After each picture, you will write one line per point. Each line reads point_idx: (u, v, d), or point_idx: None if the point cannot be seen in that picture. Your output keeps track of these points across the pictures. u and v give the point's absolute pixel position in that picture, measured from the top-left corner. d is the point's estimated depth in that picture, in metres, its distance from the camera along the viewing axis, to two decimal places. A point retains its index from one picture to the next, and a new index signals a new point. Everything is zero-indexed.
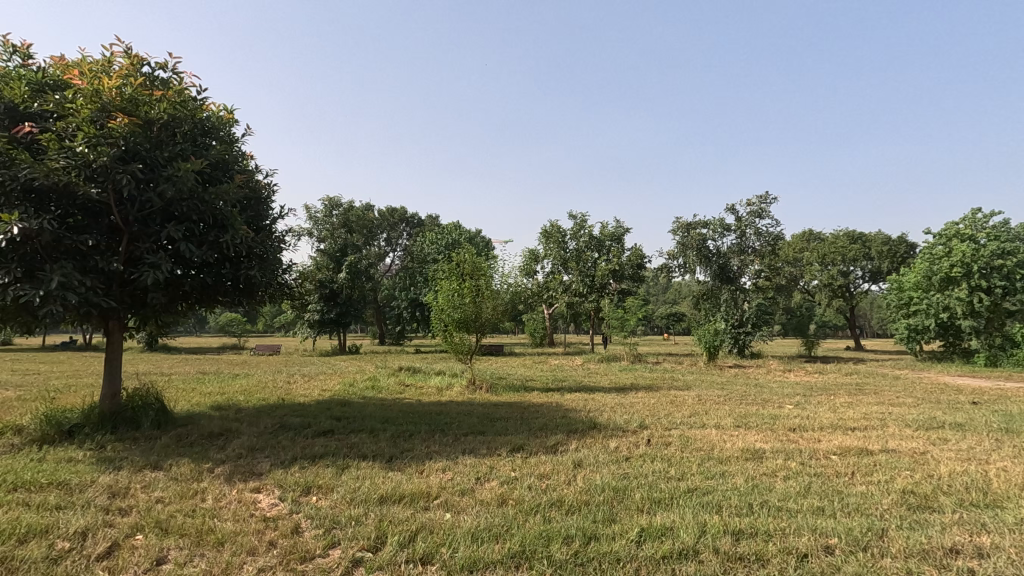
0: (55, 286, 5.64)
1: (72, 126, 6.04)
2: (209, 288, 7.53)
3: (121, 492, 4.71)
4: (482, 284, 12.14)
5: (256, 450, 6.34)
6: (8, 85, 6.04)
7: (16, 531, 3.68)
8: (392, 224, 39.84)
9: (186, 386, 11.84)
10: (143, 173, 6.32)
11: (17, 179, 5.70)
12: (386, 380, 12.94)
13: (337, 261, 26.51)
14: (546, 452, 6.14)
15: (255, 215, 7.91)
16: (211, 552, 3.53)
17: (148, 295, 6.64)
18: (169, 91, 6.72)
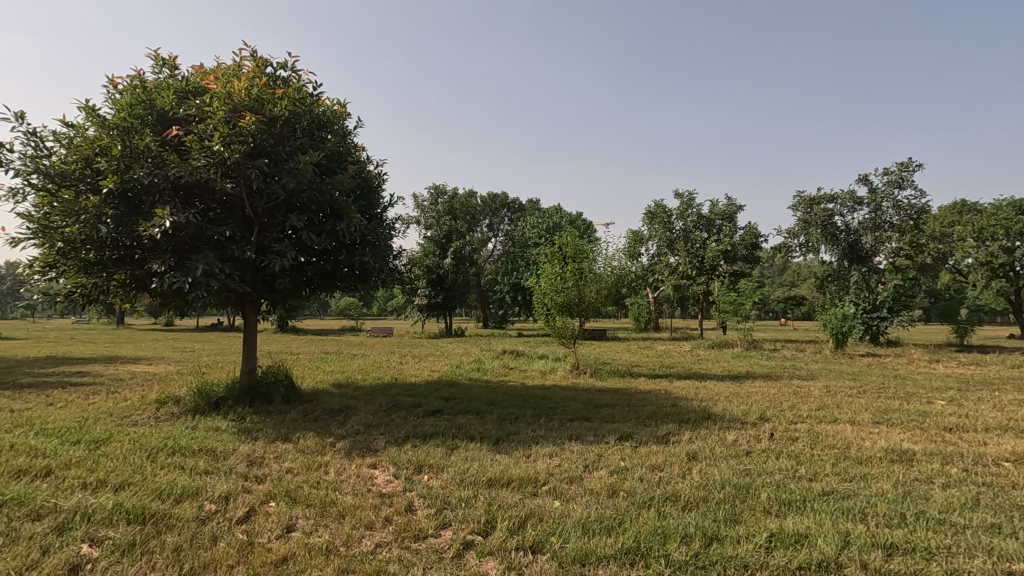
0: (200, 273, 6.25)
1: (210, 128, 6.60)
2: (328, 274, 8.01)
3: (257, 461, 5.14)
4: (586, 267, 11.86)
5: (372, 427, 6.67)
6: (159, 95, 6.73)
7: (173, 492, 4.13)
8: (495, 210, 40.54)
9: (313, 365, 12.87)
10: (268, 168, 6.82)
11: (168, 178, 6.35)
12: (491, 363, 13.17)
13: (442, 248, 27.43)
14: (657, 442, 5.84)
15: (367, 204, 8.31)
16: (334, 523, 3.71)
17: (276, 281, 7.19)
18: (290, 89, 7.18)
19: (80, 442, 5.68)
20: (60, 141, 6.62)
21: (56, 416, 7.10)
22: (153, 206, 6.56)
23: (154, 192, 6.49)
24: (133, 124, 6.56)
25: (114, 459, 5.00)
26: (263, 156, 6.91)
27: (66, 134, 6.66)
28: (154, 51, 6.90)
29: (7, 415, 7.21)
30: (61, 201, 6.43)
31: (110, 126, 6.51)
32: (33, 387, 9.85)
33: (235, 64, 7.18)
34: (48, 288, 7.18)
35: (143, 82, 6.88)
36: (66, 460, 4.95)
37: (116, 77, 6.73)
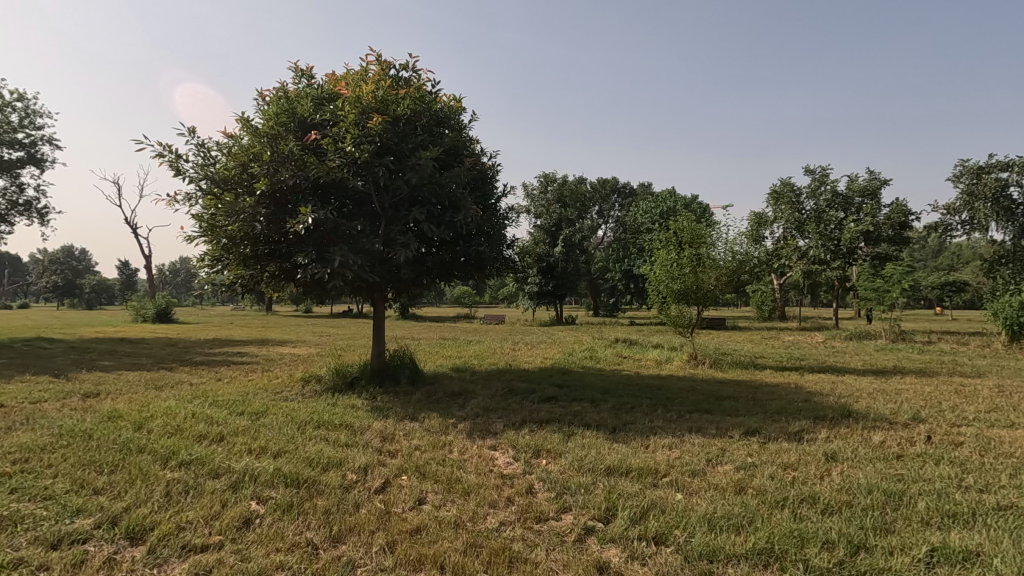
0: (337, 264, 6.86)
1: (343, 130, 7.17)
2: (447, 264, 8.40)
3: (388, 437, 5.57)
4: (704, 253, 11.27)
5: (491, 411, 6.91)
6: (299, 103, 7.40)
7: (321, 461, 4.61)
8: (605, 195, 39.80)
9: (432, 350, 13.61)
10: (393, 165, 7.30)
11: (308, 178, 7.02)
12: (604, 351, 13.04)
13: (552, 236, 27.51)
14: (788, 439, 5.43)
15: (482, 195, 8.59)
16: (460, 500, 3.92)
17: (401, 271, 7.67)
18: (411, 88, 7.58)
19: (245, 413, 6.52)
20: (223, 150, 7.56)
21: (225, 390, 8.22)
22: (297, 204, 7.28)
23: (297, 192, 7.22)
24: (279, 131, 7.28)
25: (271, 429, 5.69)
26: (388, 154, 7.40)
27: (227, 143, 7.58)
28: (294, 63, 7.59)
29: (188, 388, 8.48)
30: (225, 203, 7.35)
31: (261, 134, 7.31)
32: (206, 365, 11.46)
33: (363, 69, 7.72)
34: (216, 279, 8.26)
35: (286, 92, 7.62)
36: (234, 428, 5.72)
37: (264, 89, 7.51)
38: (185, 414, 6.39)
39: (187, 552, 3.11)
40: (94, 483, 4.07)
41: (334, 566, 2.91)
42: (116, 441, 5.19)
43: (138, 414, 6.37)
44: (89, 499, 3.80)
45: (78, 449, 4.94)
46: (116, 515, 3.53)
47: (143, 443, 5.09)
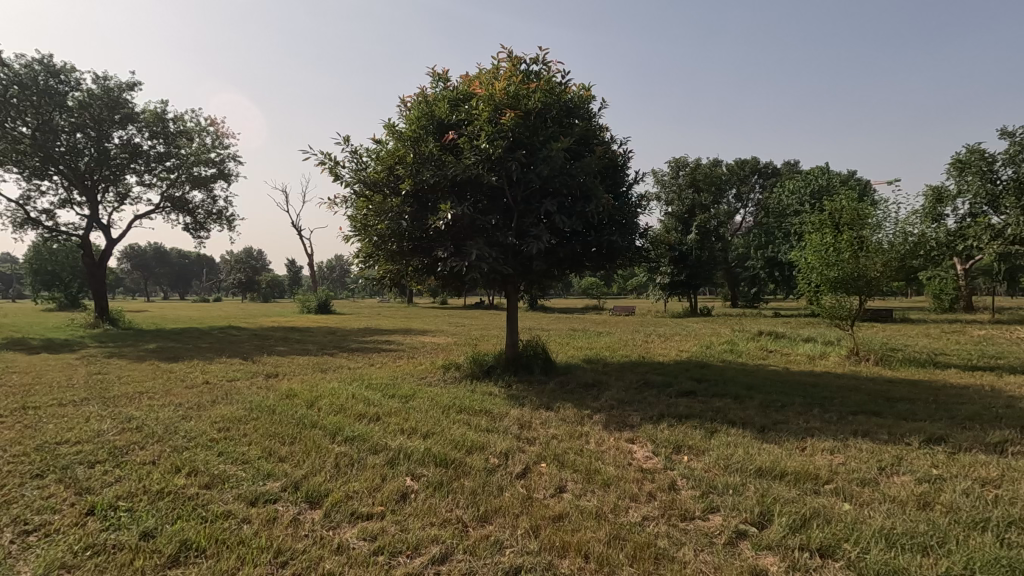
0: (473, 257, 7.16)
1: (478, 128, 7.43)
2: (578, 254, 8.36)
3: (526, 425, 5.71)
4: (867, 235, 9.93)
5: (626, 403, 6.78)
6: (437, 105, 7.81)
7: (465, 444, 4.86)
8: (743, 177, 37.05)
9: (564, 341, 13.71)
10: (525, 158, 7.43)
11: (446, 177, 7.38)
12: (746, 344, 12.16)
13: (685, 223, 26.24)
14: (985, 451, 4.61)
15: (614, 183, 8.41)
16: (600, 491, 3.89)
17: (534, 263, 7.80)
18: (541, 81, 7.64)
19: (396, 396, 7.10)
20: (372, 155, 8.25)
21: (378, 374, 9.03)
22: (437, 202, 7.71)
23: (437, 190, 7.62)
24: (421, 134, 7.80)
25: (419, 411, 6.13)
26: (520, 148, 7.55)
27: (375, 149, 8.26)
28: (432, 68, 8.02)
29: (348, 371, 9.44)
30: (375, 204, 8.02)
31: (405, 138, 7.83)
32: (361, 351, 12.70)
33: (495, 67, 7.93)
34: (368, 274, 9.08)
35: (426, 96, 8.08)
36: (387, 409, 6.25)
37: (406, 96, 8.03)
38: (346, 395, 7.13)
39: (356, 518, 3.47)
40: (280, 452, 4.70)
41: (483, 545, 3.05)
42: (294, 416, 5.95)
43: (309, 393, 7.25)
44: (276, 465, 4.40)
45: (265, 421, 5.74)
46: (298, 481, 4.04)
47: (314, 419, 5.78)
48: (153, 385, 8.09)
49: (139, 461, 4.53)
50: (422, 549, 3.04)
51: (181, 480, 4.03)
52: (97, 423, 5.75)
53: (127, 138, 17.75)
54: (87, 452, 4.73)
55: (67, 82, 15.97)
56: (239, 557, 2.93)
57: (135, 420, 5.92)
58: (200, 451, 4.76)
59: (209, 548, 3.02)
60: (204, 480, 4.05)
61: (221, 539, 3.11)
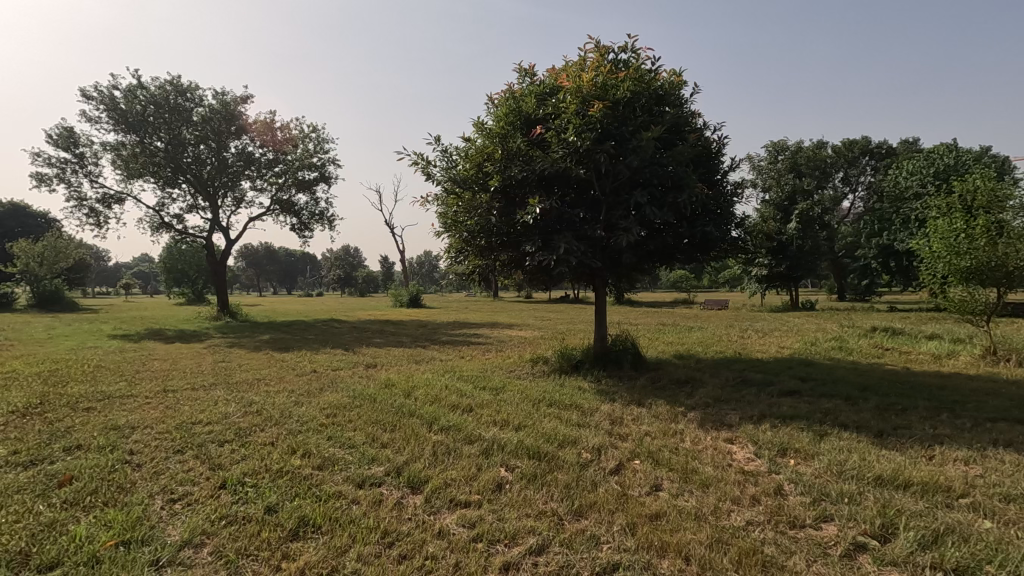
0: (562, 251, 7.14)
1: (566, 121, 7.37)
2: (670, 246, 8.09)
3: (617, 420, 5.63)
4: (1007, 219, 8.66)
5: (723, 402, 6.49)
6: (524, 101, 7.85)
7: (557, 438, 4.88)
8: (852, 159, 34.07)
9: (653, 336, 13.35)
10: (614, 149, 7.28)
11: (534, 172, 7.40)
12: (857, 341, 11.17)
13: (785, 212, 24.60)
14: None
15: (707, 171, 8.04)
16: (698, 492, 3.75)
17: (623, 256, 7.67)
18: (630, 70, 7.45)
19: (487, 388, 7.28)
20: (461, 153, 8.46)
21: (469, 366, 9.30)
22: (525, 197, 7.76)
23: (525, 185, 7.67)
24: (509, 129, 7.85)
25: (509, 403, 6.24)
26: (609, 139, 7.42)
27: (464, 147, 8.46)
28: (519, 64, 8.06)
29: (440, 363, 9.78)
30: (465, 201, 8.21)
31: (493, 135, 7.95)
32: (451, 344, 13.11)
33: (582, 58, 7.82)
34: (458, 270, 9.36)
35: (513, 92, 8.14)
36: (479, 400, 6.42)
37: (493, 93, 8.14)
38: (440, 386, 7.41)
39: (454, 505, 3.60)
40: (382, 438, 4.98)
41: (579, 539, 3.05)
42: (393, 405, 6.28)
43: (406, 383, 7.61)
44: (379, 450, 4.66)
45: (367, 409, 6.10)
46: (399, 467, 4.26)
47: (411, 408, 6.06)
48: (268, 372, 8.87)
49: (260, 441, 4.98)
50: (519, 539, 3.10)
51: (296, 461, 4.39)
52: (224, 407, 6.38)
53: (242, 148, 19.47)
54: (217, 432, 5.28)
55: (192, 99, 17.79)
56: (350, 535, 3.14)
57: (255, 405, 6.51)
58: (312, 435, 5.15)
59: (324, 525, 3.26)
60: (317, 462, 4.38)
61: (334, 517, 3.35)
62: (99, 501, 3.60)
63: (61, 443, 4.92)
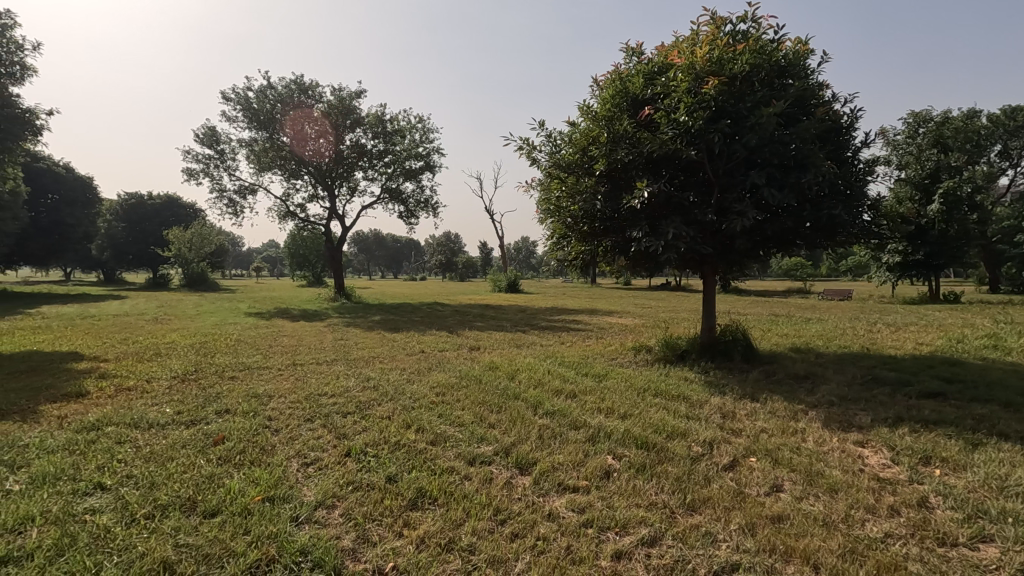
0: (670, 237, 6.86)
1: (676, 100, 7.02)
2: (789, 231, 7.50)
3: (730, 415, 5.35)
4: None
5: (850, 401, 5.94)
6: (631, 81, 7.58)
7: (666, 429, 4.74)
8: (1014, 129, 29.48)
9: (766, 327, 12.52)
10: (730, 128, 6.84)
11: (642, 154, 7.14)
12: (1016, 339, 9.72)
13: (926, 192, 21.87)
14: None
15: (836, 148, 7.32)
16: (826, 496, 3.46)
17: (737, 242, 7.23)
18: (749, 41, 6.94)
19: (590, 375, 7.24)
20: (566, 138, 8.39)
21: (569, 353, 9.29)
22: (631, 181, 7.53)
23: (631, 169, 7.45)
24: (615, 112, 7.63)
25: (614, 392, 6.16)
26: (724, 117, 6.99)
27: (569, 131, 8.38)
28: (626, 43, 7.80)
29: (541, 348, 9.88)
30: (568, 185, 8.13)
31: (599, 118, 7.79)
32: (551, 329, 13.20)
33: (695, 32, 7.40)
34: (560, 256, 9.33)
35: (619, 73, 7.90)
36: (582, 387, 6.40)
37: (599, 75, 7.96)
38: (542, 370, 7.48)
39: (563, 489, 3.63)
40: (490, 419, 5.13)
41: (694, 534, 2.95)
42: (499, 387, 6.45)
43: (509, 367, 7.78)
44: (487, 431, 4.80)
45: (473, 389, 6.31)
46: (508, 448, 4.37)
47: (515, 391, 6.18)
48: (381, 351, 9.46)
49: (378, 415, 5.33)
50: (630, 529, 3.06)
51: (412, 435, 4.65)
52: (345, 381, 6.92)
53: (356, 140, 20.76)
54: (341, 404, 5.73)
55: (313, 96, 19.29)
56: (465, 509, 3.29)
57: (372, 380, 6.99)
58: (423, 412, 5.42)
59: (440, 498, 3.44)
60: (430, 438, 4.61)
61: (449, 491, 3.52)
62: (247, 460, 4.06)
63: (213, 406, 5.59)
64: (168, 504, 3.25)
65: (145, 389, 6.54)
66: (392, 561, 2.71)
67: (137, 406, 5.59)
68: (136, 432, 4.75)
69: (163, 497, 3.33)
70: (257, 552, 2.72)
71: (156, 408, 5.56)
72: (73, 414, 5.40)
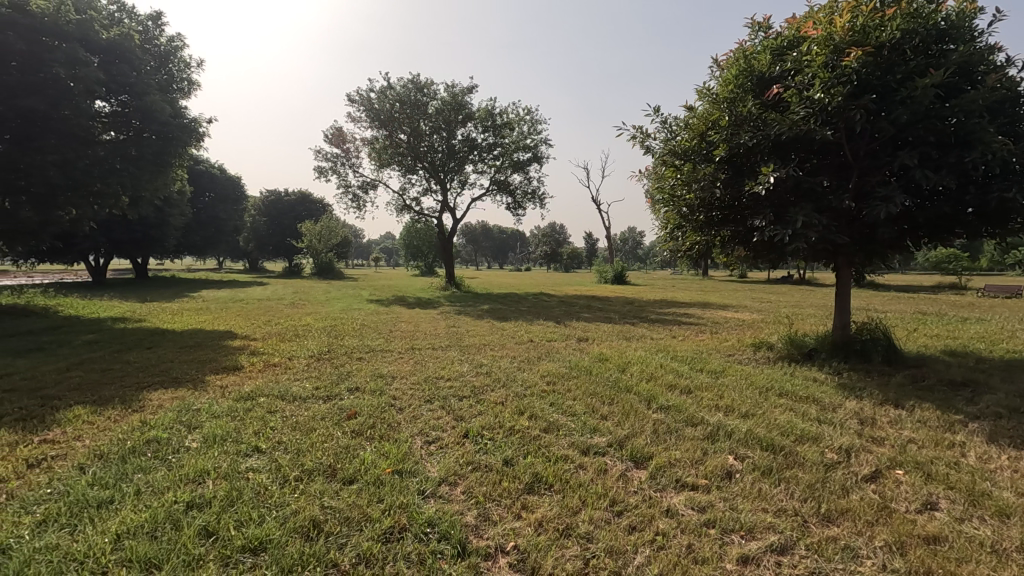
0: (799, 225, 6.32)
1: (810, 76, 6.42)
2: (946, 218, 6.59)
3: (869, 421, 4.86)
4: None
5: (1023, 414, 5.13)
6: (757, 59, 7.06)
7: (794, 432, 4.42)
8: None
9: (911, 326, 11.15)
10: (874, 104, 6.13)
11: (768, 137, 6.63)
12: None
13: None
14: None
15: (1011, 120, 6.28)
16: (995, 521, 3.02)
17: (879, 230, 6.51)
18: (901, 4, 6.15)
19: (705, 371, 6.93)
20: (682, 123, 8.04)
21: (682, 347, 8.95)
22: (755, 166, 7.04)
23: (756, 153, 6.95)
24: (738, 94, 7.20)
25: (733, 389, 5.85)
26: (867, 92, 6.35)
27: (685, 116, 8.02)
28: (752, 17, 7.27)
29: (651, 341, 9.62)
30: (683, 173, 7.81)
31: (720, 101, 7.35)
32: (661, 322, 12.81)
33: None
34: (673, 247, 8.99)
35: (743, 51, 7.39)
36: (698, 382, 6.15)
37: (721, 54, 7.52)
38: (654, 364, 7.29)
39: (681, 486, 3.52)
40: (602, 410, 5.10)
41: (831, 547, 2.73)
42: (609, 379, 6.39)
43: (619, 359, 7.67)
44: (599, 422, 4.78)
45: (584, 380, 6.31)
46: (621, 440, 4.32)
47: (627, 384, 6.09)
48: (491, 339, 9.76)
49: (491, 400, 5.53)
50: (757, 533, 2.90)
51: (525, 422, 4.76)
52: (460, 366, 7.24)
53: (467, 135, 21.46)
54: (457, 388, 6.01)
55: (428, 93, 20.14)
56: (581, 497, 3.31)
57: (485, 367, 7.24)
58: (535, 399, 5.53)
59: (555, 484, 3.49)
60: (543, 425, 4.69)
61: (564, 479, 3.56)
62: (377, 434, 4.41)
63: (345, 384, 6.14)
64: (314, 470, 3.62)
65: (287, 366, 7.31)
66: (513, 541, 2.80)
67: (283, 380, 6.28)
68: (283, 403, 5.34)
69: (308, 463, 3.72)
70: (391, 520, 2.94)
71: (298, 383, 6.22)
72: (232, 385, 6.18)
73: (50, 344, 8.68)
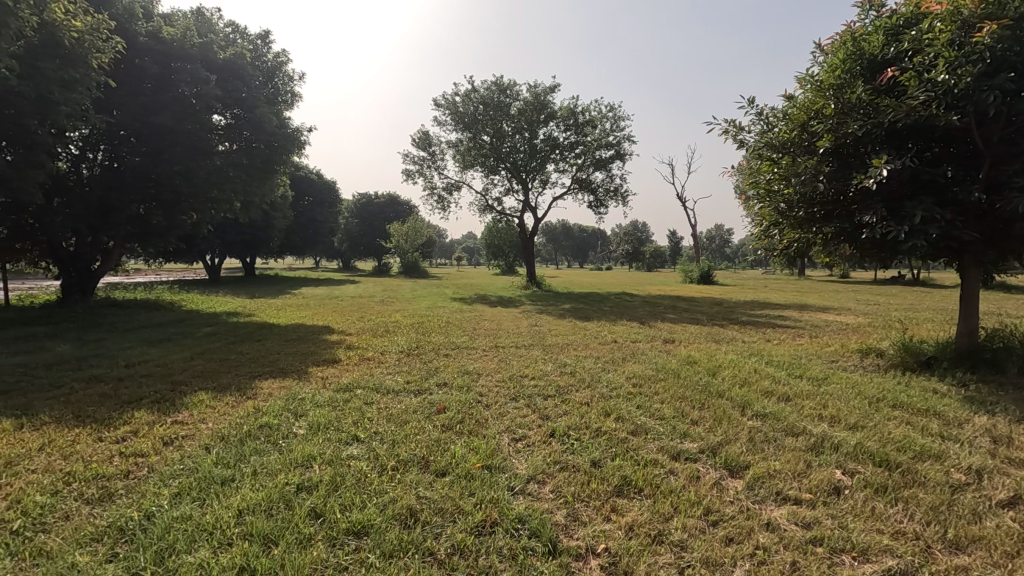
0: (918, 221, 5.74)
1: (932, 56, 5.81)
2: None
3: (1003, 441, 4.32)
4: None
5: None
6: (868, 41, 6.50)
7: (913, 448, 4.02)
8: None
9: None
10: (1012, 84, 5.44)
11: (881, 125, 6.08)
12: None
13: None
14: None
15: None
16: None
17: (1016, 225, 5.77)
18: None
19: (805, 377, 6.49)
20: (781, 114, 7.57)
21: (778, 351, 8.44)
22: (865, 156, 6.49)
23: (867, 142, 6.40)
24: (846, 80, 6.67)
25: (838, 398, 5.43)
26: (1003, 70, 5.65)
27: (784, 106, 7.54)
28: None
29: (743, 345, 9.16)
30: (782, 167, 7.35)
31: (825, 88, 6.84)
32: (753, 325, 12.15)
33: None
34: (769, 245, 8.49)
35: (851, 33, 6.83)
36: (798, 390, 5.77)
37: (826, 38, 6.99)
38: (748, 368, 6.93)
39: (782, 499, 3.32)
40: (692, 415, 4.93)
41: None
42: (699, 382, 6.16)
43: (709, 362, 7.37)
44: (690, 427, 4.62)
45: (672, 383, 6.13)
46: (714, 447, 4.15)
47: (719, 389, 5.83)
48: (574, 338, 9.73)
49: (577, 400, 5.51)
50: (871, 556, 2.67)
51: (612, 423, 4.70)
52: (543, 365, 7.27)
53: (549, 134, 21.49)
54: (542, 387, 6.05)
55: (510, 95, 20.36)
56: (673, 504, 3.21)
57: (568, 366, 7.23)
58: (622, 401, 5.43)
59: (646, 489, 3.42)
60: (631, 427, 4.61)
61: (655, 484, 3.48)
62: (465, 430, 4.52)
63: (434, 379, 6.37)
64: (408, 460, 3.78)
65: (379, 360, 7.70)
66: (604, 543, 2.77)
67: (377, 374, 6.62)
68: (379, 396, 5.63)
69: (403, 453, 3.89)
70: (482, 514, 3.01)
71: (391, 377, 6.53)
72: (332, 376, 6.61)
73: (177, 335, 9.71)
